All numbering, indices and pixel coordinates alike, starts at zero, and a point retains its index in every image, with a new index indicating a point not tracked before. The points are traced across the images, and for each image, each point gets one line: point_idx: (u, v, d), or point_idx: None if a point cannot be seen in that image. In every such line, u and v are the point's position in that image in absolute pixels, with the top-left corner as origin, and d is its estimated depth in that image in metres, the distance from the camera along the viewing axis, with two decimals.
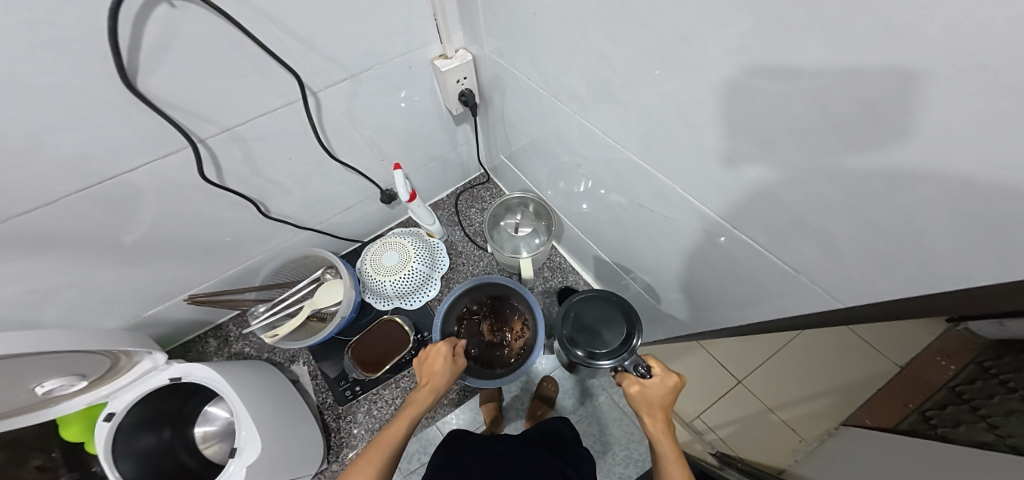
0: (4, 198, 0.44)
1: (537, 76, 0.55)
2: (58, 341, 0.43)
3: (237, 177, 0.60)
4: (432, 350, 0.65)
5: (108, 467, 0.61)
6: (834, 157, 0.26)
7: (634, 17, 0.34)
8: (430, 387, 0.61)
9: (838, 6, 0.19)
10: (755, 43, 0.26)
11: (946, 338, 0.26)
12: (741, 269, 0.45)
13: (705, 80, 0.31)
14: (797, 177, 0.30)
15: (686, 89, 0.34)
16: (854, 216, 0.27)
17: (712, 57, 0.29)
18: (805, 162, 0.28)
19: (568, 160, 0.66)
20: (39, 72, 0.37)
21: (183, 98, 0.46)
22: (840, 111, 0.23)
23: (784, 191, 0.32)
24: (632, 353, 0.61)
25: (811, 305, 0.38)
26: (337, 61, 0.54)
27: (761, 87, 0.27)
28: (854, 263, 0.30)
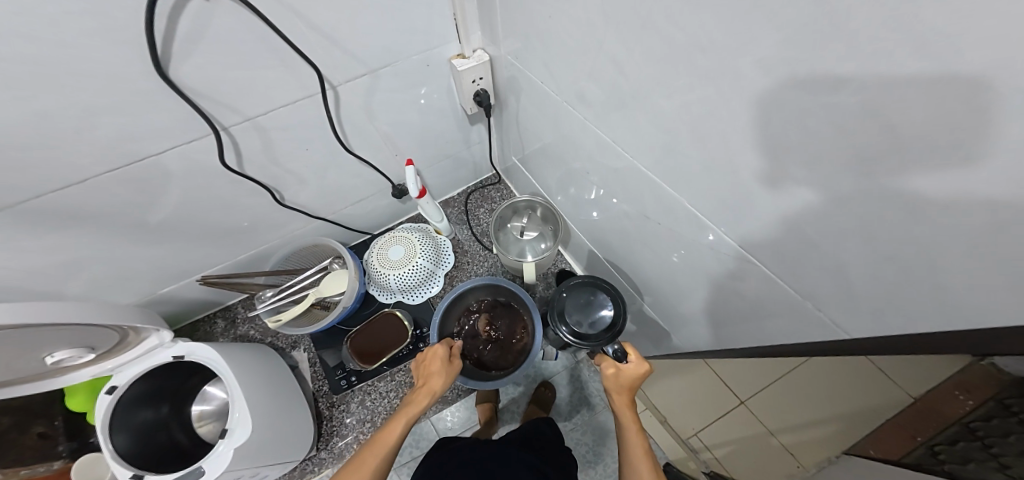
0: (41, 173, 0.45)
1: (551, 82, 0.55)
2: (68, 312, 0.44)
3: (256, 165, 0.61)
4: (430, 352, 0.65)
5: (104, 439, 0.61)
6: (851, 185, 0.25)
7: (656, 30, 0.34)
8: (427, 390, 0.62)
9: (865, 37, 0.19)
10: (780, 62, 0.25)
11: (967, 371, 0.23)
12: (747, 288, 0.44)
13: (725, 97, 0.31)
14: (813, 201, 0.29)
15: (706, 105, 0.34)
16: (868, 246, 0.27)
17: (732, 75, 0.29)
18: (821, 187, 0.27)
19: (579, 167, 0.66)
20: (81, 58, 0.38)
21: (211, 88, 0.47)
22: (861, 139, 0.23)
23: (797, 213, 0.31)
24: (612, 338, 0.69)
25: (817, 331, 0.37)
26: (357, 57, 0.55)
27: (785, 107, 0.27)
28: (863, 292, 0.30)
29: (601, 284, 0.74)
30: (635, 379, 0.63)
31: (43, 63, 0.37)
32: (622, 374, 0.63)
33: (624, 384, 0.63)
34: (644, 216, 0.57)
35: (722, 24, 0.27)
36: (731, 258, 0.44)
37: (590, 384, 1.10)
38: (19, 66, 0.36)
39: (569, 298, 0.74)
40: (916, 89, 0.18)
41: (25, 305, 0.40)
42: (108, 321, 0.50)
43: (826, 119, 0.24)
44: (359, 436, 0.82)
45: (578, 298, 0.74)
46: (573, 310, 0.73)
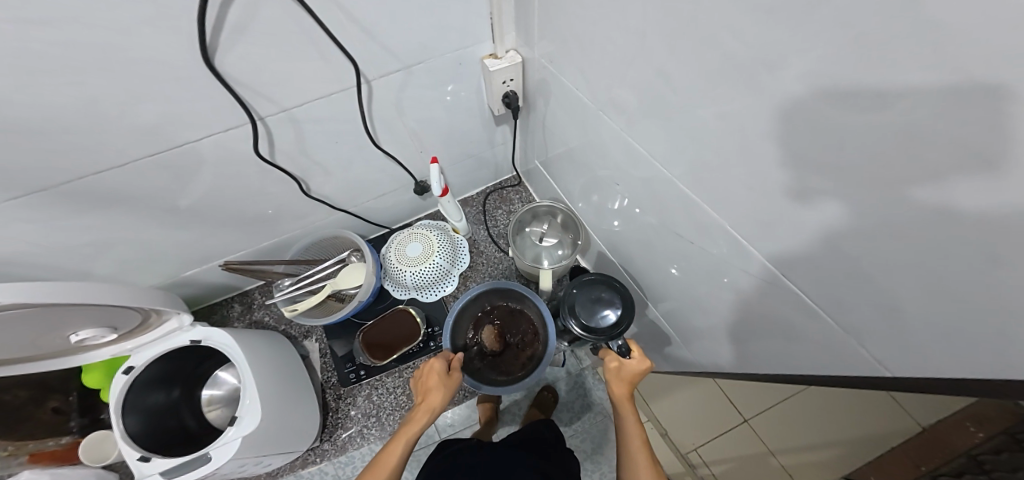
0: (86, 157, 0.47)
1: (586, 88, 0.54)
2: (93, 292, 0.46)
3: (287, 155, 0.62)
4: (427, 369, 0.66)
5: (116, 420, 0.62)
6: (901, 219, 0.25)
7: (704, 50, 0.33)
8: (425, 406, 0.62)
9: (909, 78, 0.19)
10: (832, 99, 0.25)
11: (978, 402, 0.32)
12: (778, 313, 0.44)
13: (775, 125, 0.30)
14: (863, 235, 0.28)
15: (750, 129, 0.33)
16: (922, 285, 0.26)
17: (784, 103, 0.28)
18: (870, 218, 0.27)
19: (605, 176, 0.64)
20: (134, 44, 0.39)
21: (251, 79, 0.47)
22: (910, 177, 0.22)
23: (842, 242, 0.30)
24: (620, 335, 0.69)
25: (857, 365, 0.36)
26: (393, 52, 0.55)
27: (834, 142, 0.26)
28: (914, 332, 0.29)
29: (613, 283, 0.74)
30: (636, 377, 0.64)
31: (95, 48, 0.38)
32: (624, 369, 0.64)
33: (626, 381, 0.64)
34: (670, 229, 0.56)
35: (777, 53, 0.27)
36: (763, 281, 0.43)
37: (595, 392, 1.09)
38: (71, 50, 0.37)
39: (580, 294, 0.73)
40: (976, 145, 0.18)
41: (60, 285, 0.42)
42: (128, 304, 0.51)
43: (881, 160, 0.24)
44: (364, 430, 0.82)
45: (589, 294, 0.73)
46: (582, 304, 0.72)
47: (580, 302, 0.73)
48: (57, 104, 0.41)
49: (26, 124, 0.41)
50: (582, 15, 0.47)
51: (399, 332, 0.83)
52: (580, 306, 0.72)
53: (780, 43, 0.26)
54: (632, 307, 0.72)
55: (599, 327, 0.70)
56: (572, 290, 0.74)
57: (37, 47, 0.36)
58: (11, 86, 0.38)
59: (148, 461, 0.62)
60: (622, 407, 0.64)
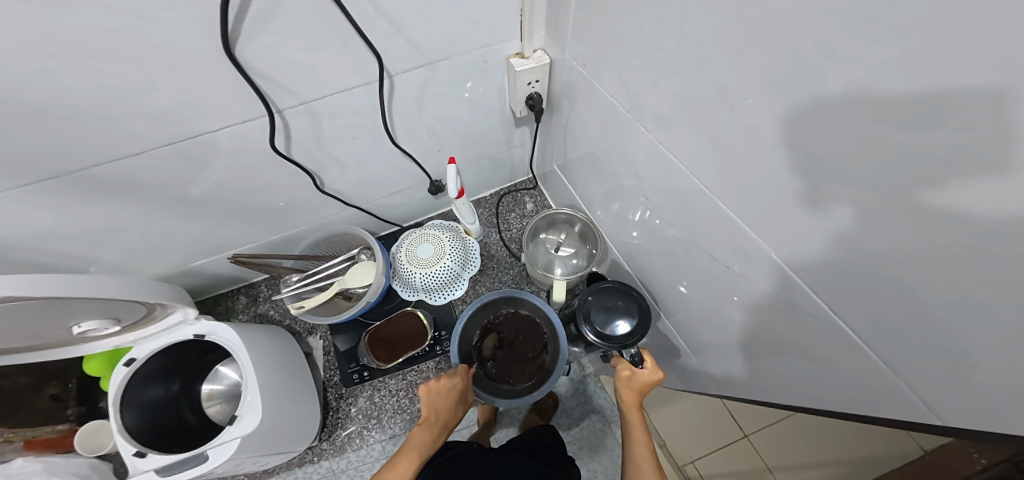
0: (99, 144, 0.46)
1: (623, 94, 0.51)
2: (72, 285, 0.44)
3: (302, 148, 0.60)
4: (444, 385, 0.66)
5: (113, 412, 0.60)
6: (964, 264, 0.22)
7: (758, 71, 0.31)
8: (436, 423, 0.63)
9: (984, 120, 0.17)
10: (907, 143, 0.22)
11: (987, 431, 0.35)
12: (808, 346, 0.41)
13: (835, 156, 0.27)
14: (922, 278, 0.26)
15: (804, 158, 0.30)
16: (997, 331, 0.22)
17: (848, 137, 0.26)
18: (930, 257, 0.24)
19: (630, 185, 0.62)
20: (155, 32, 0.37)
21: (273, 70, 0.45)
22: (989, 214, 0.19)
23: (890, 279, 0.28)
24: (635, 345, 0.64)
25: (903, 408, 0.33)
26: (419, 47, 0.52)
27: (901, 185, 0.24)
28: (981, 381, 0.25)
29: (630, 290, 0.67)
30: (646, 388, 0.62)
31: (117, 35, 0.36)
32: (634, 378, 0.62)
33: (636, 390, 0.62)
34: (694, 245, 0.53)
35: (847, 83, 0.24)
36: (801, 313, 0.40)
37: (597, 400, 1.07)
38: (94, 35, 0.35)
39: (596, 301, 0.67)
40: None
41: (34, 277, 0.41)
42: (123, 297, 0.50)
43: (964, 214, 0.21)
44: (364, 431, 0.80)
45: (605, 301, 0.67)
46: (599, 312, 0.66)
47: (596, 309, 0.66)
48: (74, 90, 0.39)
49: (40, 107, 0.40)
50: (623, 17, 0.44)
51: (403, 328, 0.82)
52: (596, 312, 0.66)
53: (852, 73, 0.23)
54: (649, 318, 0.66)
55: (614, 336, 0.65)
56: (588, 297, 0.68)
57: (62, 30, 0.34)
58: (31, 69, 0.36)
59: (144, 456, 0.60)
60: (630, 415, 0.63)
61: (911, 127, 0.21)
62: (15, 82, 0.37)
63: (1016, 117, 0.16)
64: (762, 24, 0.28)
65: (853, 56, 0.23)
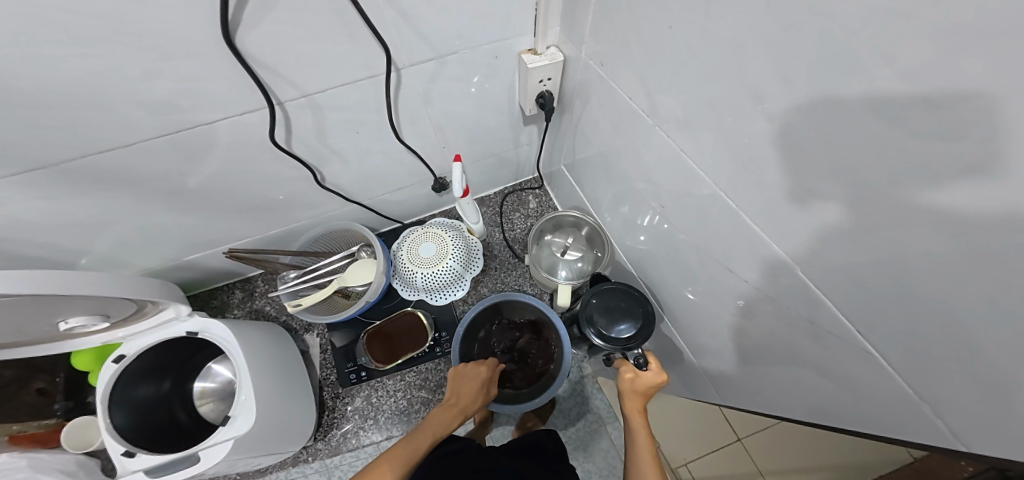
0: (90, 134, 0.44)
1: (642, 96, 0.49)
2: (49, 282, 0.41)
3: (303, 143, 0.57)
4: (473, 371, 0.70)
5: (102, 410, 0.58)
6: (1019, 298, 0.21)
7: (799, 79, 0.29)
8: (458, 408, 0.66)
9: None
10: (964, 170, 0.20)
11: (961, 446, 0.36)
12: (825, 366, 0.40)
13: (878, 175, 0.26)
14: (965, 310, 0.24)
15: (841, 176, 0.29)
16: None
17: (894, 155, 0.24)
18: (977, 288, 0.23)
19: (642, 189, 0.60)
20: (149, 18, 0.34)
21: (274, 60, 0.43)
22: None
23: (928, 305, 0.27)
24: (639, 347, 0.62)
25: (927, 434, 0.31)
26: (429, 40, 0.50)
27: (955, 211, 0.22)
28: (1019, 417, 0.24)
29: (632, 291, 0.66)
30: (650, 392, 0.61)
31: (108, 20, 0.33)
32: (639, 381, 0.60)
33: (639, 394, 0.61)
34: (708, 255, 0.51)
35: (899, 99, 0.22)
36: (822, 332, 0.38)
37: (594, 402, 1.06)
38: (83, 19, 0.33)
39: (599, 304, 0.65)
40: None
41: (8, 274, 0.38)
42: (108, 295, 0.48)
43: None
44: (360, 432, 0.78)
45: (608, 303, 0.65)
46: (601, 314, 0.64)
47: (599, 312, 0.64)
48: (61, 77, 0.37)
49: (24, 95, 0.37)
50: (649, 16, 0.41)
51: (401, 326, 0.80)
52: (599, 315, 0.64)
53: (906, 89, 0.22)
54: (654, 321, 0.64)
55: (619, 338, 0.63)
56: (591, 300, 0.66)
57: (48, 14, 0.31)
58: (15, 55, 0.34)
59: (133, 456, 0.58)
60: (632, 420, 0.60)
61: (971, 153, 0.20)
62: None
63: None
64: (805, 30, 0.26)
65: (910, 71, 0.21)
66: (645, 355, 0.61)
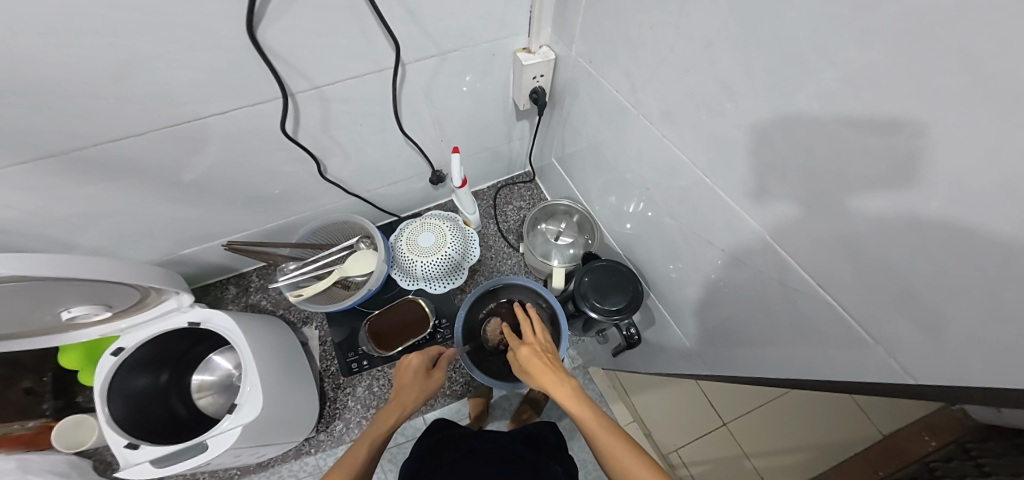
0: (99, 123, 0.45)
1: (629, 90, 0.53)
2: (57, 266, 0.42)
3: (309, 133, 0.59)
4: (404, 364, 0.68)
5: (101, 404, 0.58)
6: (945, 235, 0.26)
7: (764, 71, 0.34)
8: (400, 402, 0.63)
9: (970, 107, 0.21)
10: (900, 133, 0.25)
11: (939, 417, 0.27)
12: (796, 326, 0.45)
13: (833, 146, 0.31)
14: (909, 257, 0.29)
15: (803, 151, 0.34)
16: (978, 298, 0.26)
17: (846, 130, 0.29)
18: (911, 233, 0.28)
19: (627, 177, 0.65)
20: (181, 10, 0.37)
21: (291, 52, 0.45)
22: (973, 187, 0.23)
23: (877, 255, 0.32)
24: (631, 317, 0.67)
25: (880, 373, 0.37)
26: (433, 37, 0.53)
27: (894, 170, 0.27)
28: (952, 347, 0.29)
29: (622, 267, 0.71)
30: (547, 346, 0.65)
31: (143, 12, 0.35)
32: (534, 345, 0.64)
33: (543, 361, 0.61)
34: (690, 232, 0.56)
35: (846, 79, 0.27)
36: (792, 293, 0.43)
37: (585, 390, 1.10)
38: (121, 12, 0.35)
39: (592, 280, 0.69)
40: None
41: (18, 258, 0.38)
42: (111, 279, 0.48)
43: (949, 191, 0.24)
44: (362, 421, 0.79)
45: (599, 279, 0.70)
46: (595, 290, 0.69)
47: (591, 288, 0.69)
48: (88, 66, 0.38)
49: (47, 83, 0.38)
50: (634, 18, 0.46)
51: (395, 318, 0.80)
52: (593, 290, 0.69)
53: (850, 70, 0.27)
54: (642, 296, 0.68)
55: (616, 309, 0.67)
56: (584, 278, 0.70)
57: (88, 6, 0.33)
58: (49, 44, 0.35)
59: (137, 448, 0.58)
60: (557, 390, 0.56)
61: (906, 122, 0.25)
62: (26, 56, 0.35)
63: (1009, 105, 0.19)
64: (771, 29, 0.32)
65: (852, 56, 0.26)
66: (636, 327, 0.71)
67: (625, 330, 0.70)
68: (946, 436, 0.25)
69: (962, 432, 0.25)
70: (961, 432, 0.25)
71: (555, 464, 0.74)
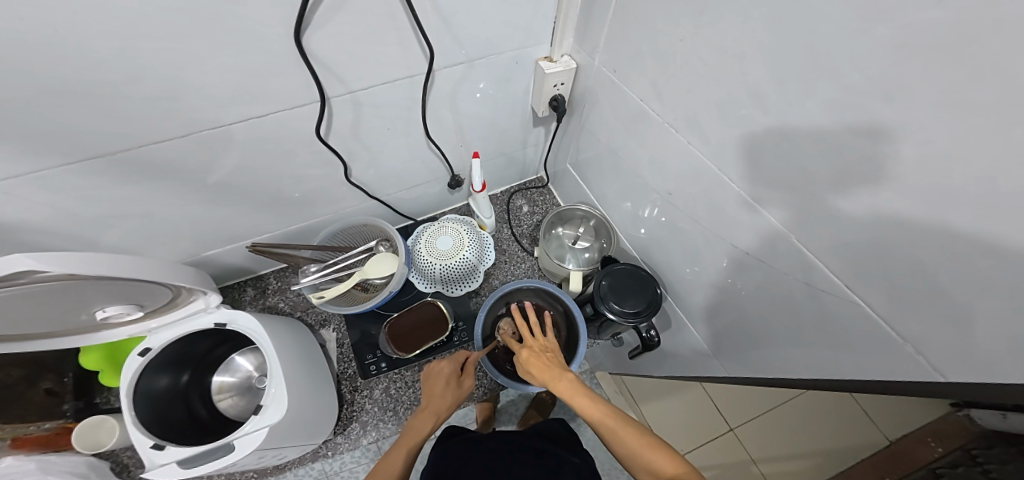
0: (144, 125, 0.46)
1: (652, 98, 0.55)
2: (99, 263, 0.42)
3: (339, 136, 0.61)
4: (435, 372, 0.69)
5: (126, 404, 0.58)
6: (975, 231, 0.27)
7: (795, 80, 0.36)
8: (431, 411, 0.64)
9: (1004, 110, 0.22)
10: (932, 133, 0.27)
11: (942, 424, 0.28)
12: (819, 326, 0.46)
13: (862, 150, 0.33)
14: (939, 258, 0.31)
15: (830, 156, 0.36)
16: (1011, 292, 0.27)
17: (877, 134, 0.31)
18: (940, 230, 0.30)
19: (645, 183, 0.67)
20: (237, 16, 0.38)
21: (330, 58, 0.47)
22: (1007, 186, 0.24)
23: (904, 254, 0.33)
24: (649, 320, 0.68)
25: (906, 372, 0.38)
26: (463, 45, 0.55)
27: (924, 172, 0.29)
28: (982, 343, 0.31)
29: (639, 271, 0.72)
30: (547, 346, 0.69)
31: (202, 17, 0.37)
32: (539, 346, 0.69)
33: (548, 359, 0.65)
34: (712, 236, 0.57)
35: (878, 86, 0.29)
36: (816, 293, 0.44)
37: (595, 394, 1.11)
38: (181, 17, 0.36)
39: (610, 283, 0.71)
40: None
41: (61, 255, 0.39)
42: (145, 278, 0.48)
43: (979, 187, 0.26)
44: (379, 424, 0.79)
45: (618, 283, 0.71)
46: (613, 293, 0.70)
47: (609, 291, 0.70)
48: (143, 70, 0.40)
49: (103, 86, 0.40)
50: (660, 29, 0.48)
51: (411, 322, 0.80)
52: (612, 293, 0.70)
53: (881, 78, 0.29)
54: (660, 299, 0.69)
55: (634, 312, 0.68)
56: (602, 282, 0.71)
57: (153, 12, 0.35)
58: (112, 49, 0.36)
59: (163, 449, 0.58)
60: (561, 385, 0.60)
61: (938, 124, 0.26)
62: (86, 60, 0.37)
63: None
64: (800, 41, 0.33)
65: (884, 65, 0.28)
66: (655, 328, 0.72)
67: (643, 332, 0.71)
68: (953, 443, 0.27)
69: (966, 438, 0.26)
70: (968, 439, 0.26)
71: (575, 459, 0.74)
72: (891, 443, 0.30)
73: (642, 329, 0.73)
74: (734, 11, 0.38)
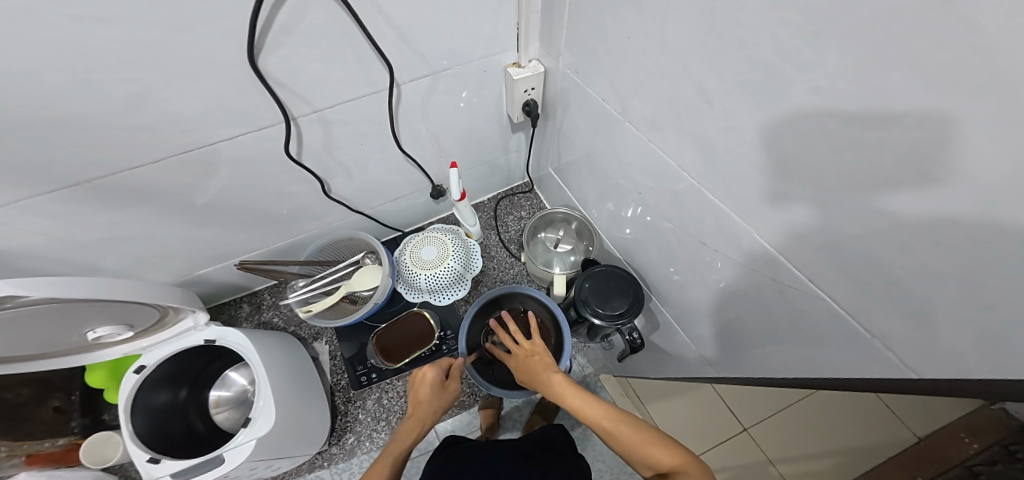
0: (116, 154, 0.48)
1: (614, 99, 0.55)
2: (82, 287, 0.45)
3: (312, 155, 0.63)
4: (418, 379, 0.68)
5: (124, 419, 0.61)
6: (922, 219, 0.26)
7: (734, 73, 0.35)
8: (417, 419, 0.64)
9: (927, 82, 0.21)
10: (861, 116, 0.26)
11: (979, 414, 0.28)
12: (794, 322, 0.44)
13: (803, 144, 0.32)
14: (889, 247, 0.30)
15: (777, 148, 0.35)
16: (966, 279, 0.25)
17: (814, 121, 0.30)
18: (889, 218, 0.28)
19: (622, 184, 0.66)
20: (189, 45, 0.40)
21: (291, 78, 0.49)
22: (941, 169, 0.23)
23: (858, 244, 0.32)
24: (631, 323, 0.67)
25: (880, 371, 0.36)
26: (427, 58, 0.57)
27: (863, 158, 0.28)
28: (945, 335, 0.29)
29: (620, 271, 0.71)
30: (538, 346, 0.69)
31: (155, 48, 0.39)
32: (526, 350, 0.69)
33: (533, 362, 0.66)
34: (685, 234, 0.56)
35: (807, 74, 0.28)
36: (785, 287, 0.43)
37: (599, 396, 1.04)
38: (132, 48, 0.38)
39: (591, 287, 0.70)
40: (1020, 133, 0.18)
41: (43, 280, 0.41)
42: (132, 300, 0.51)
43: (919, 171, 0.24)
44: (372, 433, 0.81)
45: (598, 285, 0.70)
46: (594, 297, 0.69)
47: (591, 295, 0.69)
48: (108, 100, 0.42)
49: (71, 118, 0.42)
50: (611, 29, 0.48)
51: (400, 335, 0.83)
52: (594, 298, 0.69)
53: (810, 62, 0.28)
54: (642, 300, 0.68)
55: (615, 316, 0.67)
56: (583, 285, 0.71)
57: (106, 44, 0.37)
58: (71, 81, 0.39)
59: (158, 462, 0.61)
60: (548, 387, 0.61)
61: (865, 105, 0.26)
62: (49, 93, 0.39)
63: (964, 76, 0.19)
64: (734, 34, 0.33)
65: (808, 46, 0.27)
66: (639, 331, 0.71)
67: (627, 335, 0.70)
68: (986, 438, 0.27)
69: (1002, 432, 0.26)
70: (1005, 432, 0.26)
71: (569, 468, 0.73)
72: (920, 439, 0.30)
73: (626, 332, 0.72)
74: (674, 7, 0.38)
